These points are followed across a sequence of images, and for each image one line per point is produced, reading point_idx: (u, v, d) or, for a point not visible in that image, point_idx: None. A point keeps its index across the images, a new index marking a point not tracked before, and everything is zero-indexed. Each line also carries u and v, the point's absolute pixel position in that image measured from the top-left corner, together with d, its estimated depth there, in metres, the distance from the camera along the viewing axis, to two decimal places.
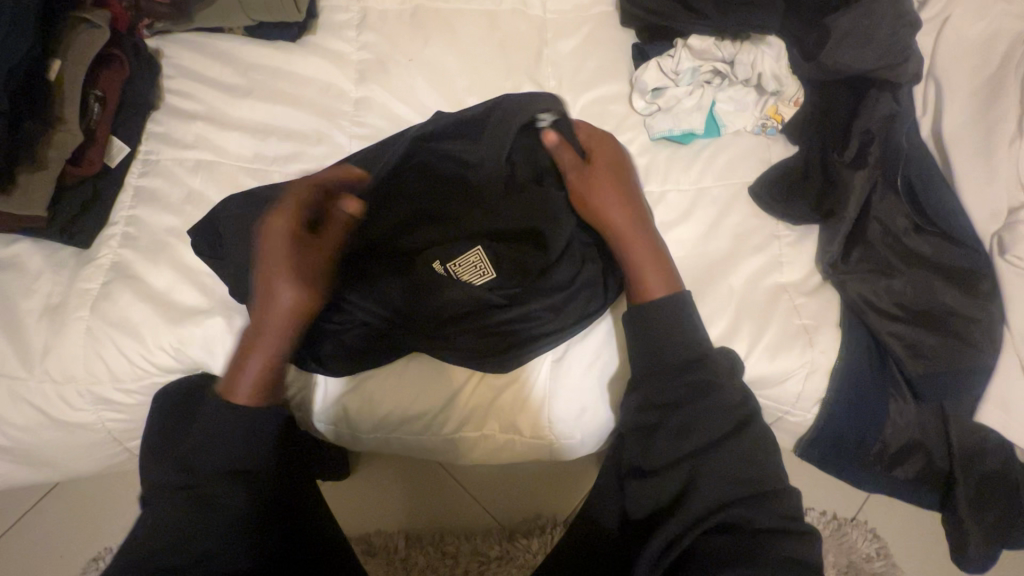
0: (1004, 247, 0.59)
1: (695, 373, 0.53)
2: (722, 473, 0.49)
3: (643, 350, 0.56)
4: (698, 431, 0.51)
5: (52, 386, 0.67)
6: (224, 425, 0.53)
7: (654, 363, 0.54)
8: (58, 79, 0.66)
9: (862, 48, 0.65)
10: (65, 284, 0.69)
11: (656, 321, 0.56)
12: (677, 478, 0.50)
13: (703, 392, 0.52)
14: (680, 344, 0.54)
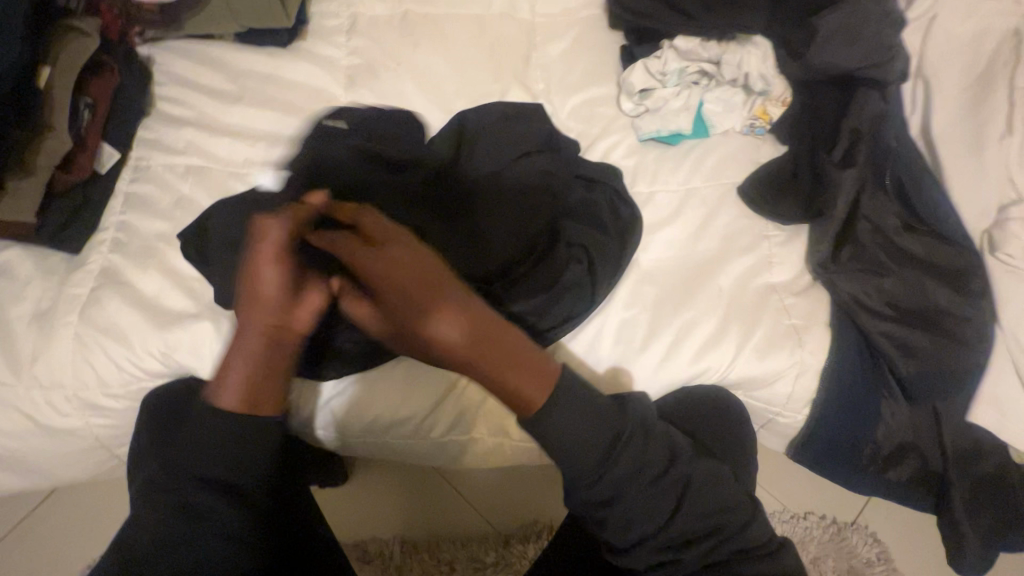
0: (995, 245, 0.59)
1: (629, 440, 0.47)
2: (686, 518, 0.49)
3: (565, 449, 0.46)
4: (653, 502, 0.48)
5: (40, 393, 0.67)
6: (213, 440, 0.49)
7: (586, 466, 0.46)
8: (47, 85, 0.67)
9: (849, 46, 0.65)
10: (54, 290, 0.69)
11: (566, 425, 0.45)
12: (653, 538, 0.48)
13: (636, 466, 0.47)
14: (595, 428, 0.46)
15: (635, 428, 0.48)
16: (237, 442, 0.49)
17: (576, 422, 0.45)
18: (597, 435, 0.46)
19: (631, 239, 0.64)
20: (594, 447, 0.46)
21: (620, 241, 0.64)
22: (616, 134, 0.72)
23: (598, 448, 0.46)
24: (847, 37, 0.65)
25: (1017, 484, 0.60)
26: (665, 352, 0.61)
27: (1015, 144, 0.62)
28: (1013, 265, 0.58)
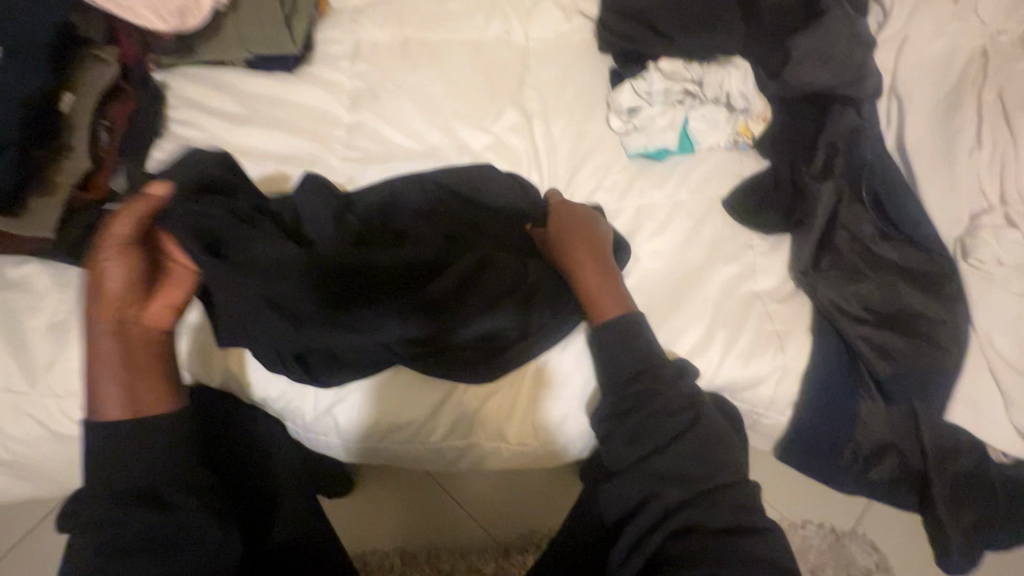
0: (966, 252, 0.62)
1: (641, 381, 0.56)
2: (667, 468, 0.53)
3: (607, 367, 0.58)
4: (650, 434, 0.54)
5: (54, 400, 0.70)
6: (149, 451, 0.50)
7: (611, 375, 0.58)
8: (71, 109, 0.71)
9: (821, 67, 0.70)
10: (68, 302, 0.72)
11: (621, 346, 0.58)
12: (635, 470, 0.54)
13: (644, 400, 0.55)
14: (634, 353, 0.58)
15: (658, 377, 0.56)
16: (154, 443, 0.51)
17: (615, 338, 0.58)
18: (611, 359, 0.58)
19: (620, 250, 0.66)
20: (615, 363, 0.58)
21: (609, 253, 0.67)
22: (606, 150, 0.76)
23: (629, 372, 0.57)
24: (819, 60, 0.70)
25: (997, 481, 0.62)
26: None
27: (983, 157, 0.66)
28: (984, 270, 0.61)
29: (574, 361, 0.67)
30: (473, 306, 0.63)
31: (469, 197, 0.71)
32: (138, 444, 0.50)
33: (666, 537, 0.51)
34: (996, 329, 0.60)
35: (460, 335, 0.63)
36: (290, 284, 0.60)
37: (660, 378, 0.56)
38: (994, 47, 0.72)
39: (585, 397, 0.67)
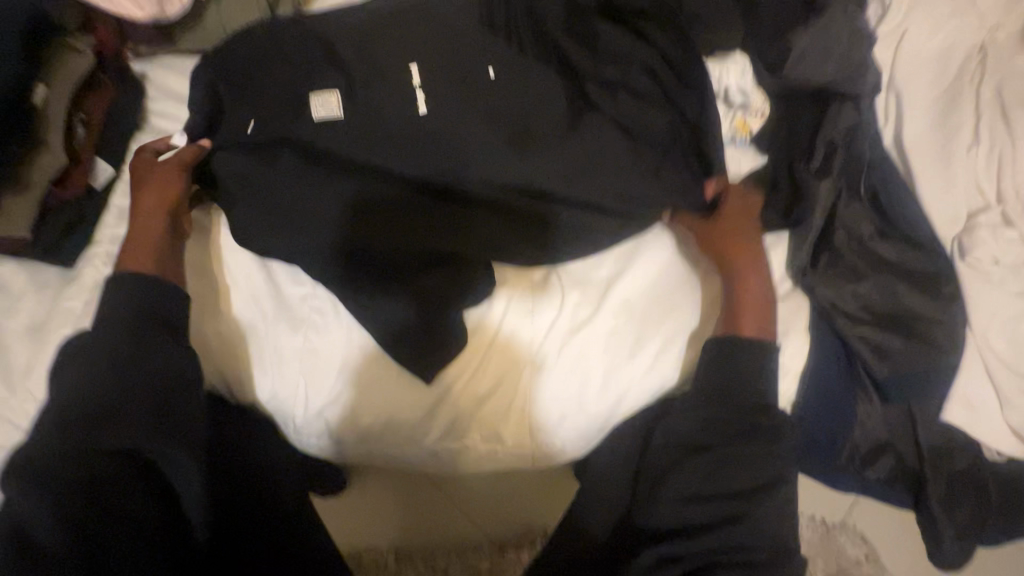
0: (963, 251, 0.61)
1: (755, 419, 0.58)
2: (699, 482, 0.56)
3: (712, 379, 0.59)
4: (733, 469, 0.56)
5: (33, 406, 0.67)
6: (121, 371, 0.52)
7: (733, 397, 0.58)
8: (42, 101, 0.68)
9: (818, 64, 0.68)
10: (48, 303, 0.70)
11: (732, 372, 0.59)
12: (691, 491, 0.56)
13: (765, 432, 0.57)
14: (735, 384, 0.59)
15: (768, 429, 0.57)
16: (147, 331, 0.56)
17: (710, 375, 0.60)
18: (717, 405, 0.58)
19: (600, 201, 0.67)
20: (717, 397, 0.58)
21: (591, 206, 0.67)
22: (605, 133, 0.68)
23: (745, 406, 0.58)
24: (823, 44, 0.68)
25: (990, 479, 0.63)
26: (649, 362, 0.65)
27: (981, 155, 0.66)
28: (982, 269, 0.61)
29: (571, 362, 0.65)
30: (475, 275, 0.66)
31: (481, 140, 0.67)
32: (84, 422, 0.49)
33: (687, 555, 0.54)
34: (992, 328, 0.59)
35: (456, 325, 0.65)
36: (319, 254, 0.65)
37: (768, 434, 0.57)
38: (991, 44, 0.71)
39: (582, 398, 0.65)
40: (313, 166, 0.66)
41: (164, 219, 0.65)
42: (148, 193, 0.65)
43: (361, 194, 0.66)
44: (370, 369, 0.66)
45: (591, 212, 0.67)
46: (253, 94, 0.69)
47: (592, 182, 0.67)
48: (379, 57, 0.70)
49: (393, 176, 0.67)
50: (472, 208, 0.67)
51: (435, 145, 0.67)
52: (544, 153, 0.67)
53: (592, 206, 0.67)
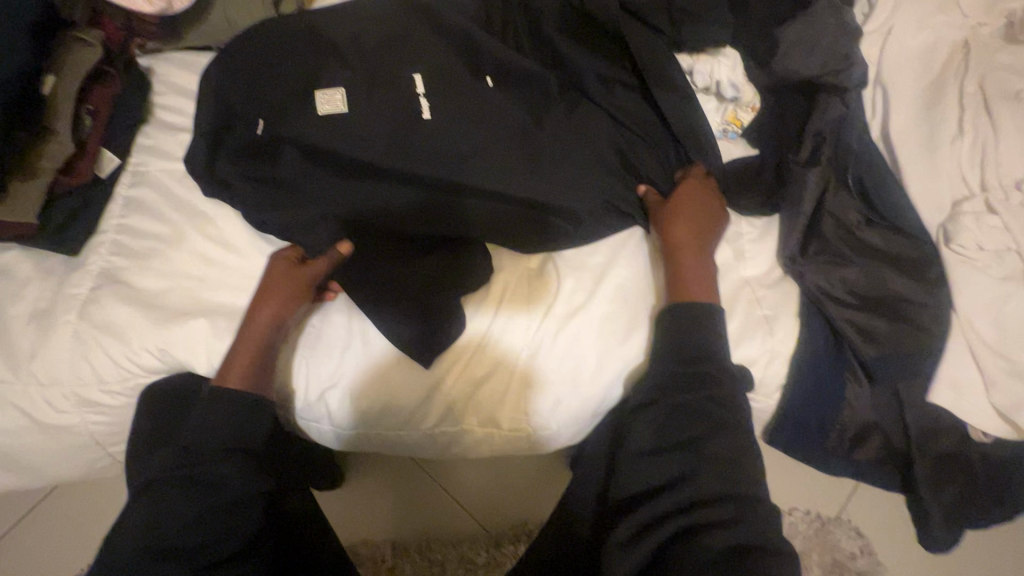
0: (949, 237, 0.63)
1: (703, 367, 0.58)
2: (658, 437, 0.57)
3: (669, 339, 0.60)
4: (690, 420, 0.56)
5: (38, 389, 0.68)
6: (194, 444, 0.57)
7: (683, 351, 0.59)
8: (51, 92, 0.69)
9: (807, 57, 0.70)
10: (53, 290, 0.71)
11: (690, 328, 0.60)
12: (654, 450, 0.56)
13: (710, 381, 0.57)
14: (687, 339, 0.60)
15: (714, 376, 0.57)
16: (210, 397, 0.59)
17: (668, 330, 0.61)
18: (664, 358, 0.60)
19: (589, 190, 0.69)
20: (669, 354, 0.60)
21: (583, 196, 0.69)
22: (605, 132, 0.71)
23: (688, 356, 0.59)
24: (810, 40, 0.70)
25: (978, 460, 0.64)
26: (641, 346, 0.67)
27: (965, 145, 0.68)
28: (966, 255, 0.62)
29: (567, 347, 0.67)
30: (471, 272, 0.67)
31: (483, 140, 0.69)
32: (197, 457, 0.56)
33: (664, 521, 0.52)
34: (976, 312, 0.61)
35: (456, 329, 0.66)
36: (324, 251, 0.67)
37: (715, 379, 0.57)
38: (975, 39, 0.73)
39: (577, 383, 0.67)
40: (319, 164, 0.68)
41: (266, 337, 0.64)
42: (262, 314, 0.65)
43: (365, 196, 0.68)
44: (367, 359, 0.67)
45: (586, 202, 0.69)
46: (261, 87, 0.71)
47: (588, 176, 0.70)
48: (387, 59, 0.72)
49: (398, 175, 0.68)
50: (472, 213, 0.69)
51: (438, 147, 0.68)
52: (544, 154, 0.70)
53: (588, 196, 0.69)
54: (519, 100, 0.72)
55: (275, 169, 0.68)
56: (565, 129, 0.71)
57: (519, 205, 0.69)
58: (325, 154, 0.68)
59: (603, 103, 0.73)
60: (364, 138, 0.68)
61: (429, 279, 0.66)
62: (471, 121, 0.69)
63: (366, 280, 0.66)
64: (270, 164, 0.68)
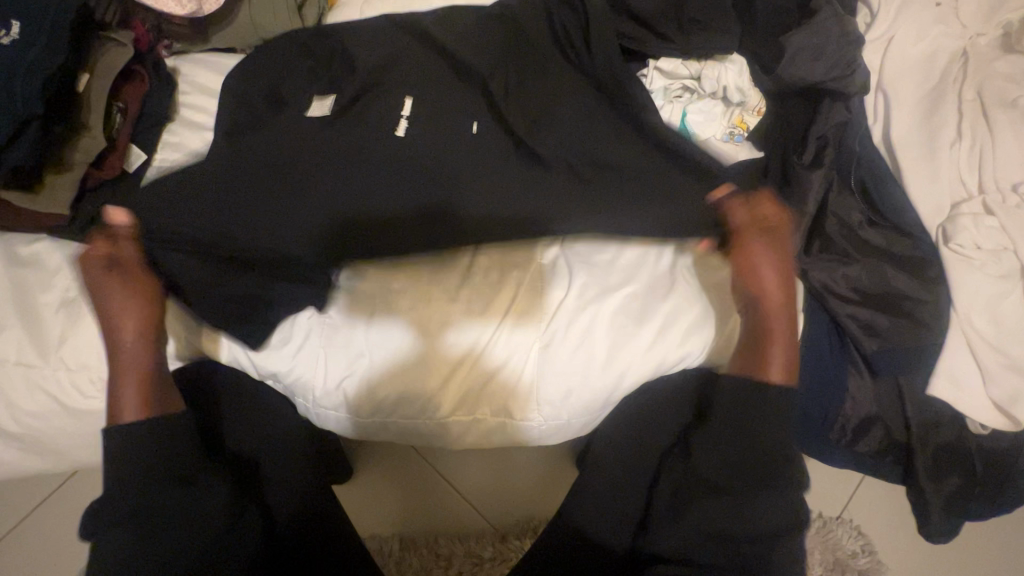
0: (948, 237, 0.65)
1: (769, 468, 0.58)
2: (710, 524, 0.58)
3: (740, 417, 0.60)
4: (747, 517, 0.57)
5: (66, 374, 0.71)
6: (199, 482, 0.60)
7: (757, 438, 0.59)
8: (86, 88, 0.72)
9: (812, 63, 0.72)
10: (81, 280, 0.74)
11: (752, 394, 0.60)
12: (693, 523, 0.59)
13: (775, 476, 0.58)
14: (768, 422, 0.59)
15: (781, 469, 0.58)
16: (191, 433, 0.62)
17: (738, 419, 0.60)
18: (730, 438, 0.60)
19: (602, 183, 0.70)
20: (736, 437, 0.60)
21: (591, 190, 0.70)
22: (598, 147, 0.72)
23: (752, 446, 0.59)
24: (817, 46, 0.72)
25: (976, 452, 0.66)
26: (652, 337, 0.69)
27: (964, 149, 0.70)
28: (966, 254, 0.64)
29: (575, 342, 0.69)
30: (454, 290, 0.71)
31: (472, 160, 0.72)
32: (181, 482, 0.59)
33: None
34: (974, 308, 0.63)
35: (450, 341, 0.70)
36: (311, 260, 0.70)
37: (780, 470, 0.58)
38: (973, 48, 0.76)
39: (588, 374, 0.69)
40: (310, 176, 0.70)
41: (146, 359, 0.65)
42: (128, 337, 0.64)
43: (351, 212, 0.70)
44: (377, 357, 0.70)
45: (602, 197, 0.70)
46: (286, 97, 0.76)
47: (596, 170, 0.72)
48: (405, 69, 0.76)
49: (386, 190, 0.70)
50: (461, 228, 0.71)
51: (428, 166, 0.71)
52: (523, 171, 0.72)
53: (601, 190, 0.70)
54: (531, 102, 0.75)
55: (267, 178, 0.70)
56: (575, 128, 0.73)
57: (507, 221, 0.71)
58: (319, 168, 0.71)
59: (613, 103, 0.74)
60: (355, 158, 0.71)
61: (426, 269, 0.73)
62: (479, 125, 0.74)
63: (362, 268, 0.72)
64: (260, 176, 0.70)
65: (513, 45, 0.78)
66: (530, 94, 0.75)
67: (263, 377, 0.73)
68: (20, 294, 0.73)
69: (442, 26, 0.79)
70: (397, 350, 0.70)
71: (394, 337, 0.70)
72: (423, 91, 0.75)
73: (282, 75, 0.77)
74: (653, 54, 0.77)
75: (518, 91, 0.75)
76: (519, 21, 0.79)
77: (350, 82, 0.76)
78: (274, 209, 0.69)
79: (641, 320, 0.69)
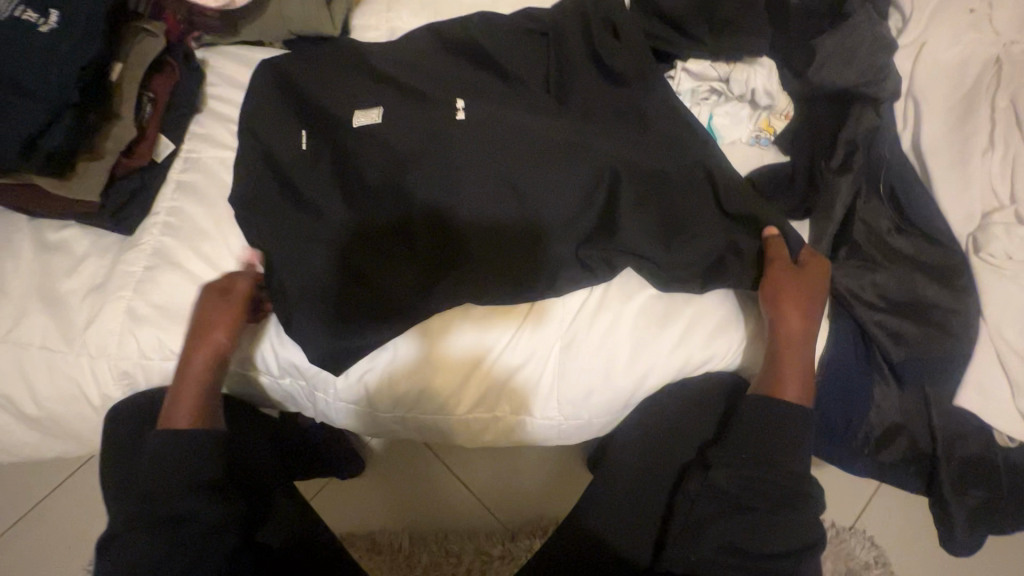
0: (978, 246, 0.65)
1: (773, 473, 0.58)
2: (727, 544, 0.57)
3: (761, 428, 0.60)
4: (767, 536, 0.56)
5: (89, 361, 0.72)
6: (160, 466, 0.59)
7: (772, 448, 0.59)
8: (119, 79, 0.73)
9: (844, 67, 0.71)
10: (108, 267, 0.75)
11: (784, 415, 0.60)
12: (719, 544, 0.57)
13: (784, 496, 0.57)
14: (777, 430, 0.60)
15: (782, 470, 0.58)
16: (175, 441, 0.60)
17: (748, 435, 0.60)
18: (745, 446, 0.60)
19: (625, 182, 0.68)
20: (760, 449, 0.59)
21: (611, 185, 0.69)
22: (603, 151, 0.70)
23: (758, 445, 0.59)
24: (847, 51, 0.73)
25: (1001, 465, 0.65)
26: (675, 340, 0.68)
27: (996, 158, 0.69)
28: (996, 264, 0.64)
29: (596, 342, 0.68)
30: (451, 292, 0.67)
31: (475, 163, 0.70)
32: (149, 521, 0.56)
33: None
34: (1005, 319, 0.62)
35: (457, 333, 0.70)
36: (314, 266, 0.68)
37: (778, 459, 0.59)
38: (1008, 56, 0.75)
39: (611, 373, 0.68)
40: (322, 187, 0.72)
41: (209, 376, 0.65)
42: (198, 356, 0.65)
43: (360, 214, 0.70)
44: (389, 352, 0.70)
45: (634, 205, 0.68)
46: (313, 94, 0.77)
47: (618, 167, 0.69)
48: (429, 69, 0.77)
49: (387, 195, 0.70)
50: (462, 233, 0.69)
51: (425, 180, 0.69)
52: (529, 174, 0.69)
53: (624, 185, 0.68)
54: (555, 101, 0.75)
55: (278, 191, 0.73)
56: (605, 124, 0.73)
57: (520, 227, 0.69)
58: (325, 179, 0.72)
59: (640, 101, 0.73)
60: (366, 164, 0.71)
61: (455, 263, 0.68)
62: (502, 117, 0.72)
63: (372, 268, 0.68)
64: (273, 184, 0.74)
65: (536, 48, 0.79)
66: (552, 96, 0.76)
67: (279, 375, 0.73)
68: (46, 278, 0.74)
69: (465, 27, 0.80)
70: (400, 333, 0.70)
71: (404, 331, 0.70)
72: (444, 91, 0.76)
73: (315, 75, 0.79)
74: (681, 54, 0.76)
75: (540, 93, 0.76)
76: (544, 21, 0.79)
77: (375, 82, 0.77)
78: (283, 222, 0.71)
79: (664, 321, 0.69)
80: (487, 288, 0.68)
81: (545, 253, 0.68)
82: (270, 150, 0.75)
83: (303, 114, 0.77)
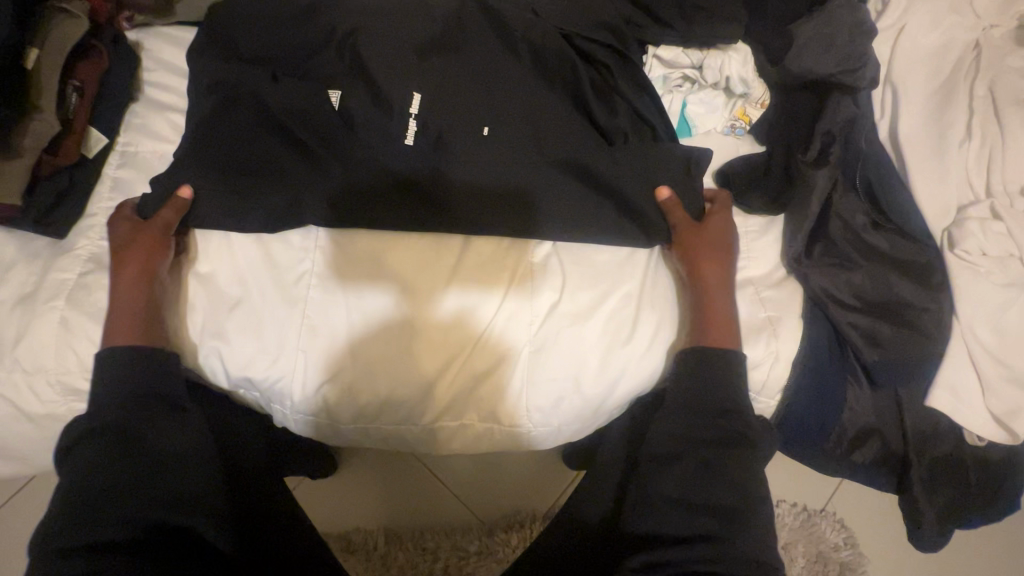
0: (953, 242, 0.63)
1: (727, 425, 0.58)
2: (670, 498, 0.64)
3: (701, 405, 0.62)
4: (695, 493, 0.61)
5: (23, 378, 0.66)
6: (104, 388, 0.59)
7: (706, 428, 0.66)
8: (36, 65, 0.66)
9: (821, 54, 0.68)
10: (39, 274, 0.69)
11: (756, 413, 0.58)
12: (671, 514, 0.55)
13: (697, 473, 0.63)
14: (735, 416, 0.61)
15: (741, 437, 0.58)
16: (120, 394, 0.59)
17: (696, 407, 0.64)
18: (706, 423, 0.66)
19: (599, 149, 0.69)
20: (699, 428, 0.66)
21: (578, 132, 0.70)
22: None
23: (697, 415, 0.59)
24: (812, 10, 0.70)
25: (971, 462, 0.65)
26: (648, 344, 0.66)
27: (973, 150, 0.67)
28: (970, 261, 0.62)
29: (565, 348, 0.66)
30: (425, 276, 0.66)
31: (414, 156, 0.68)
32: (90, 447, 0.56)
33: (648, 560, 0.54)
34: (978, 318, 0.61)
35: (433, 290, 0.67)
36: None
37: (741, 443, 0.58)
38: (987, 40, 0.72)
39: (580, 381, 0.66)
40: (266, 168, 0.67)
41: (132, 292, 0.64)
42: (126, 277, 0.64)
43: (299, 172, 0.68)
44: (336, 355, 0.66)
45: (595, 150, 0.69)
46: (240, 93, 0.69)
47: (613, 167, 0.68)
48: (384, 54, 0.71)
49: (341, 156, 0.68)
50: (439, 209, 0.67)
51: (399, 161, 0.68)
52: (470, 144, 0.69)
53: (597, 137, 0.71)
54: (512, 90, 0.71)
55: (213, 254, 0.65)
56: (561, 121, 0.70)
57: (494, 189, 0.68)
58: (236, 190, 0.66)
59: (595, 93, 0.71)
60: (321, 162, 0.68)
61: (429, 111, 0.70)
62: (453, 77, 0.71)
63: (335, 156, 0.68)
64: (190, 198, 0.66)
65: (496, 32, 0.73)
66: (516, 84, 0.71)
67: (233, 387, 0.69)
68: None
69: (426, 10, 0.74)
70: (353, 308, 0.66)
71: (368, 303, 0.66)
72: (397, 77, 0.70)
73: (245, 53, 0.72)
74: (652, 40, 0.72)
75: (507, 81, 0.71)
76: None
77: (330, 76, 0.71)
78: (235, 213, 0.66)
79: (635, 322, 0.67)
80: (459, 221, 0.68)
81: (506, 172, 0.68)
82: (201, 113, 0.68)
83: (240, 102, 0.68)
